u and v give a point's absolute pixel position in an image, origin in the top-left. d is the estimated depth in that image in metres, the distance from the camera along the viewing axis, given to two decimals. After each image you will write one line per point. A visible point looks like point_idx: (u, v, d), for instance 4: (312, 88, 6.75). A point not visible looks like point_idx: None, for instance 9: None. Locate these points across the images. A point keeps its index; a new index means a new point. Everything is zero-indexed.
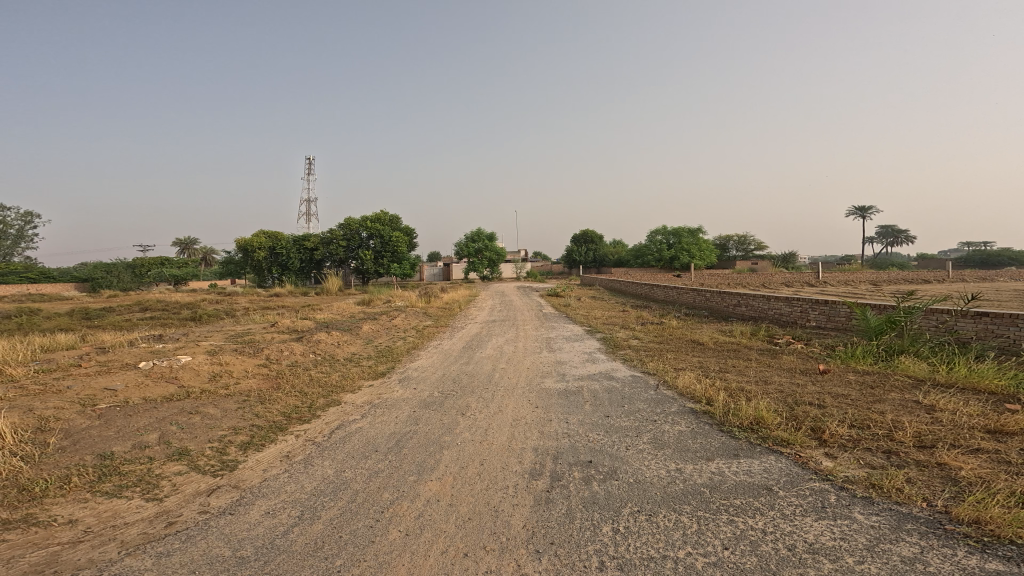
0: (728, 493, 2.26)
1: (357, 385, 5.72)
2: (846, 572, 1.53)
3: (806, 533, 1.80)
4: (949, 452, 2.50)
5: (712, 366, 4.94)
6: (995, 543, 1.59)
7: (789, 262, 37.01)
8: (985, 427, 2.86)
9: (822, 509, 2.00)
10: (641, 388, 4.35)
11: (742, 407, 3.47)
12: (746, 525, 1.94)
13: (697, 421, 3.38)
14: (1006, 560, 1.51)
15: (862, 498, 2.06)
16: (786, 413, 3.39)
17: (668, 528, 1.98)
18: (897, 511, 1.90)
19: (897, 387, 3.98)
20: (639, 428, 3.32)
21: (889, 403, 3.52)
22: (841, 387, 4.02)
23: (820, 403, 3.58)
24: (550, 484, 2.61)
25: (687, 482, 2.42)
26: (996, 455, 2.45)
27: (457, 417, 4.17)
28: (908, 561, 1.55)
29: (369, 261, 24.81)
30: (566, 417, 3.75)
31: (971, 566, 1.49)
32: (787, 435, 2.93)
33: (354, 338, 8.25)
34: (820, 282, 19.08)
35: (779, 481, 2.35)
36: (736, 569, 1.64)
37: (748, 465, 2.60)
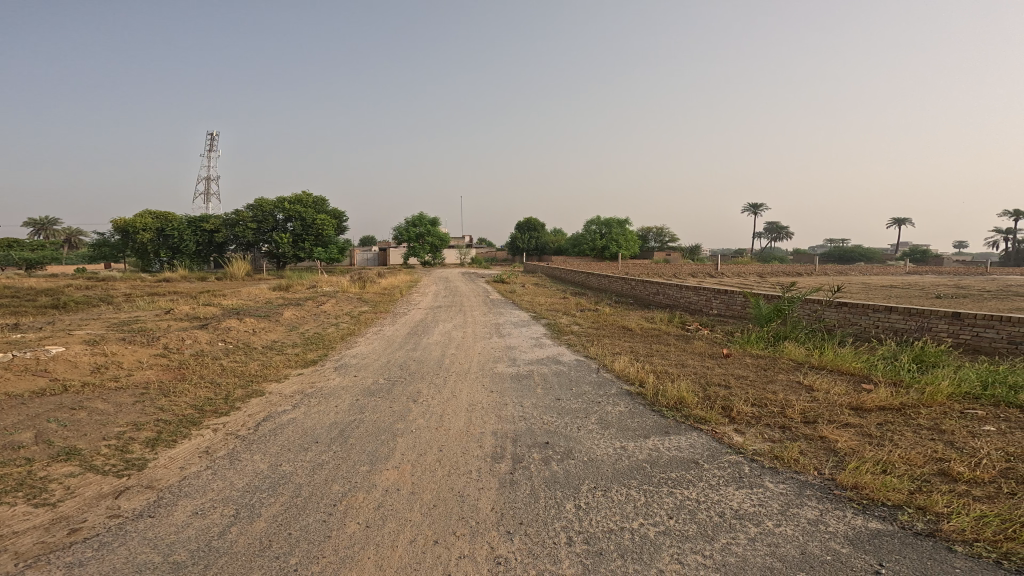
0: (666, 467, 2.62)
1: (283, 375, 5.37)
2: (767, 533, 1.90)
3: (732, 501, 2.19)
4: (828, 427, 3.12)
5: (641, 351, 5.48)
6: (871, 505, 2.07)
7: (696, 254, 41.29)
8: (851, 404, 3.61)
9: (741, 478, 2.43)
10: (586, 372, 4.71)
11: (667, 388, 3.94)
12: (683, 495, 2.29)
13: (633, 402, 3.78)
14: (876, 516, 2.00)
15: (770, 468, 2.54)
16: (701, 393, 3.94)
17: (622, 502, 2.26)
18: (797, 478, 2.39)
19: (784, 368, 4.81)
20: (587, 409, 3.63)
21: (779, 383, 4.25)
22: (740, 369, 4.74)
23: (727, 384, 4.19)
24: (512, 467, 2.79)
25: (631, 458, 2.75)
26: (860, 429, 3.11)
27: (408, 404, 4.17)
28: (812, 521, 1.97)
29: (287, 244, 22.56)
30: (518, 401, 3.95)
31: (856, 523, 1.94)
32: (704, 413, 3.41)
33: (273, 325, 7.66)
34: (725, 274, 21.56)
35: (704, 455, 2.76)
36: (682, 535, 1.93)
37: (677, 440, 3.00)
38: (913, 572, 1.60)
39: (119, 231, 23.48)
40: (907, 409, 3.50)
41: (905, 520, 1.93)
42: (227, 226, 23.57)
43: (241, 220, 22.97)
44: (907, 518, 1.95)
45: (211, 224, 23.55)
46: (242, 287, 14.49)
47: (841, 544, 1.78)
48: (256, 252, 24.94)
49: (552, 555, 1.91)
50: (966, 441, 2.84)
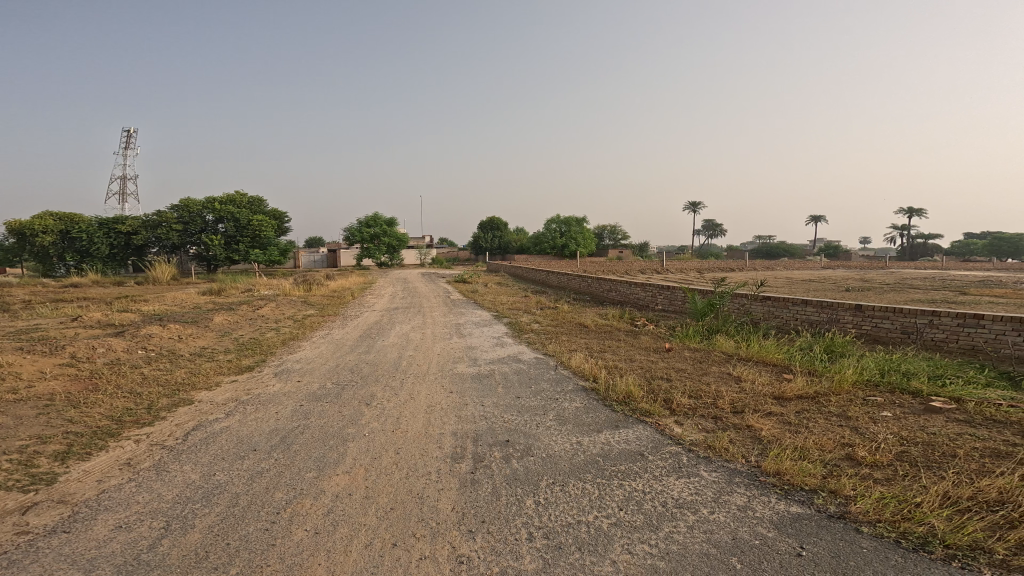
0: (615, 460, 2.77)
1: (214, 383, 4.98)
2: (703, 520, 2.08)
3: (673, 491, 2.37)
4: (754, 417, 3.44)
5: (595, 347, 5.68)
6: (792, 491, 2.33)
7: (646, 253, 43.39)
8: (774, 394, 3.99)
9: (681, 468, 2.63)
10: (545, 369, 4.83)
11: (617, 383, 4.14)
12: (631, 487, 2.44)
13: (588, 397, 3.93)
14: (796, 499, 2.25)
15: (704, 458, 2.77)
16: (647, 386, 4.18)
17: (577, 496, 2.37)
18: (728, 467, 2.63)
19: (716, 360, 5.21)
20: (545, 406, 3.74)
21: (713, 375, 4.62)
22: (681, 362, 5.08)
23: (669, 376, 4.49)
24: (472, 466, 2.82)
25: (585, 453, 2.88)
26: (782, 417, 3.47)
27: (361, 407, 4.06)
28: (741, 507, 2.19)
29: (220, 246, 21.19)
30: (479, 400, 3.98)
31: (779, 507, 2.18)
32: (649, 407, 3.62)
33: (203, 331, 7.09)
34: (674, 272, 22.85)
35: (648, 446, 2.95)
36: (632, 526, 2.06)
37: (626, 434, 3.18)
38: (827, 549, 1.82)
39: (14, 233, 20.66)
40: (821, 398, 3.93)
41: (820, 504, 2.19)
42: (147, 227, 21.63)
43: (164, 220, 21.20)
44: (823, 501, 2.21)
45: (128, 224, 21.36)
46: (171, 287, 15.32)
47: (768, 529, 1.99)
48: (185, 255, 22.97)
49: (513, 552, 1.96)
50: (868, 427, 3.25)
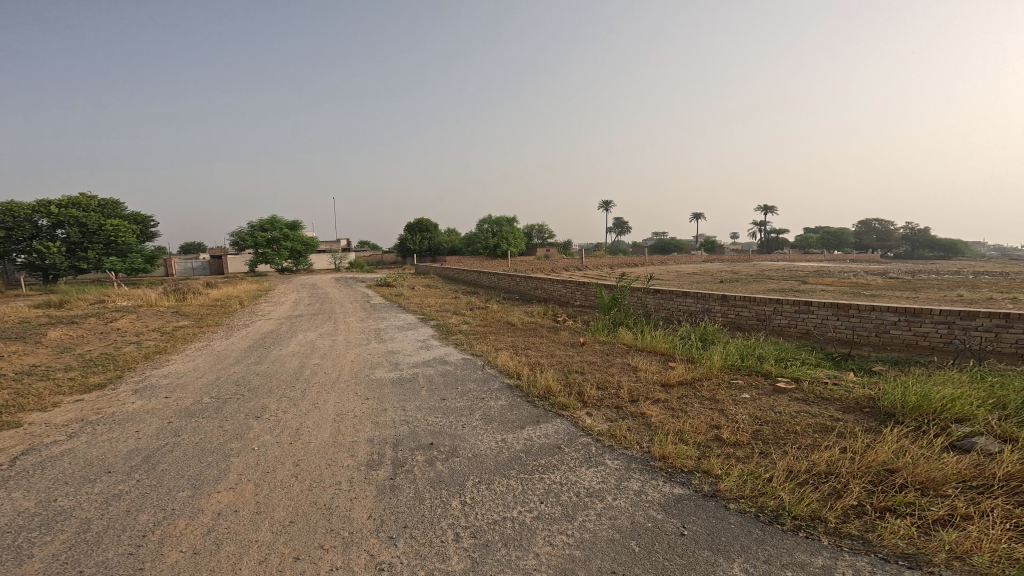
0: (536, 454, 3.00)
1: (49, 404, 4.14)
2: (610, 506, 2.38)
3: (585, 480, 2.66)
4: (646, 404, 3.96)
5: (520, 344, 5.94)
6: (676, 473, 2.78)
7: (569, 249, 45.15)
8: (662, 380, 4.63)
9: (590, 457, 2.96)
10: (472, 369, 4.96)
11: (537, 379, 4.42)
12: (550, 479, 2.68)
13: (513, 395, 4.15)
14: (679, 481, 2.69)
15: (608, 447, 3.13)
16: (564, 380, 4.53)
17: (503, 493, 2.54)
18: (626, 454, 3.02)
19: (621, 352, 5.80)
20: (472, 406, 3.88)
21: (617, 365, 5.18)
22: (591, 355, 5.56)
23: (582, 369, 4.92)
24: (392, 472, 2.83)
25: (510, 449, 3.07)
26: (667, 404, 4.03)
27: (248, 421, 3.75)
28: (639, 492, 2.55)
29: (56, 255, 17.75)
30: (402, 405, 3.97)
31: (667, 490, 2.59)
32: (565, 400, 3.95)
33: (33, 349, 5.88)
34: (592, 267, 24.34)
35: (564, 439, 3.24)
36: (552, 517, 2.29)
37: (545, 428, 3.44)
38: (700, 526, 2.22)
39: None
40: (696, 383, 4.63)
41: (697, 484, 2.65)
42: None
43: None
44: (699, 482, 2.67)
45: None
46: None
47: (656, 511, 2.36)
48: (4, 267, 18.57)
49: (440, 554, 2.06)
50: (731, 409, 3.93)
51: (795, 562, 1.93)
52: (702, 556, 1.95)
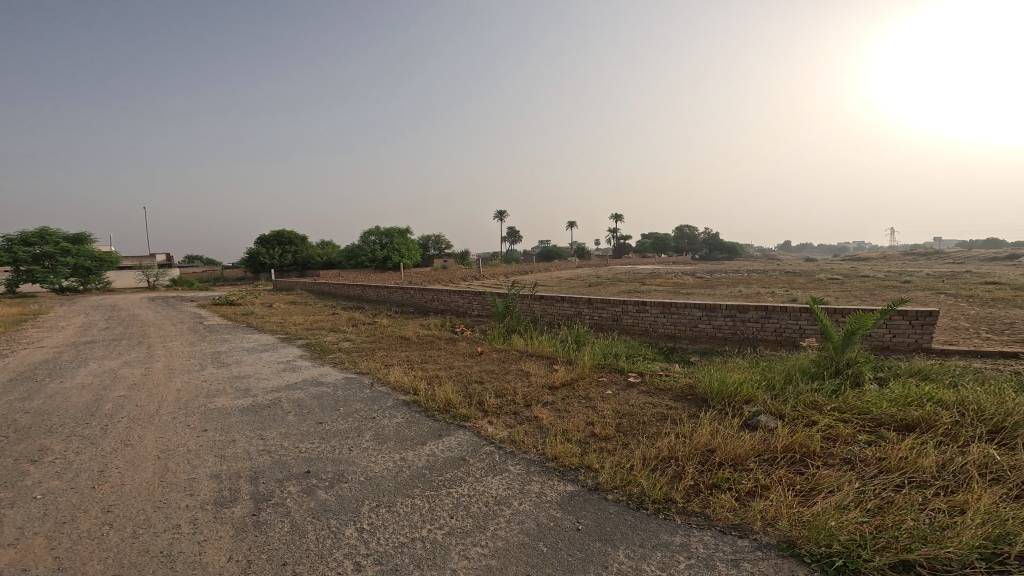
0: (441, 469, 3.06)
1: None
2: (517, 512, 2.59)
3: (491, 489, 2.82)
4: (539, 407, 4.32)
5: (415, 359, 5.89)
6: (569, 471, 3.12)
7: (463, 259, 43.73)
8: (551, 384, 5.07)
9: (495, 466, 3.14)
10: (356, 389, 4.75)
11: (436, 392, 4.45)
12: (458, 493, 2.77)
13: (409, 411, 4.13)
14: (572, 479, 3.04)
15: (510, 453, 3.35)
16: (464, 392, 4.63)
17: (408, 513, 2.55)
18: (526, 458, 3.28)
19: (515, 358, 6.17)
20: (359, 427, 3.76)
21: (512, 372, 5.49)
22: (490, 364, 5.78)
23: (481, 379, 5.07)
24: (254, 508, 2.59)
25: (411, 468, 3.08)
26: (553, 405, 4.45)
27: (23, 467, 3.02)
28: (542, 494, 2.81)
29: None
30: (259, 435, 3.64)
31: (562, 488, 2.91)
32: (467, 411, 4.06)
33: None
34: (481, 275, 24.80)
35: (468, 450, 3.37)
36: (462, 531, 2.40)
37: (448, 441, 3.51)
38: (590, 520, 2.54)
39: None
40: (574, 383, 5.18)
41: (584, 479, 3.02)
42: None
43: None
44: (584, 477, 3.04)
45: None
46: None
47: (556, 509, 2.64)
48: None
49: None
50: (600, 405, 4.49)
51: (668, 545, 2.35)
52: (596, 548, 2.24)
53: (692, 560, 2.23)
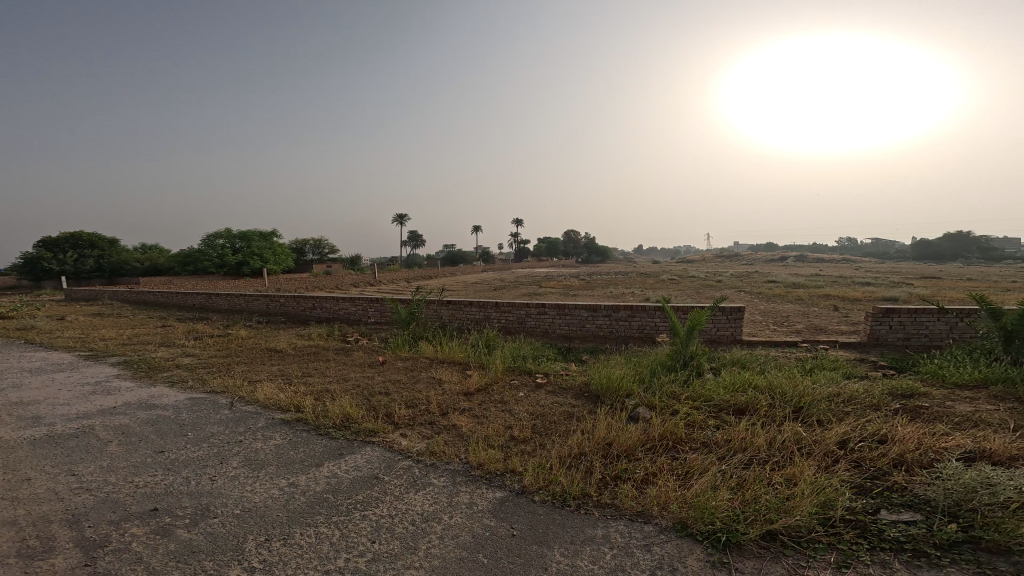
0: (350, 491, 2.85)
1: None
2: (449, 526, 2.52)
3: (416, 506, 2.71)
4: (456, 415, 4.25)
5: (293, 373, 5.34)
6: (495, 477, 3.12)
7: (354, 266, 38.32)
8: (468, 389, 5.01)
9: (416, 481, 3.01)
10: (211, 410, 4.17)
11: (331, 407, 4.12)
12: (376, 515, 2.61)
13: (293, 431, 3.75)
14: (499, 485, 3.03)
15: (431, 466, 3.26)
16: (366, 405, 4.36)
17: (315, 544, 2.32)
18: (449, 469, 3.21)
19: (425, 366, 5.99)
20: (220, 454, 3.30)
21: (422, 381, 5.30)
22: (396, 373, 5.55)
23: (387, 390, 4.82)
24: (87, 558, 2.13)
25: (309, 493, 2.82)
26: (471, 411, 4.40)
27: None
28: (471, 504, 2.77)
29: None
30: (65, 470, 3.00)
31: (488, 495, 2.89)
32: (372, 425, 3.82)
33: None
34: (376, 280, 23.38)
35: (381, 467, 3.19)
36: (390, 554, 2.27)
37: (353, 460, 3.27)
38: (524, 523, 2.56)
39: None
40: (489, 387, 5.16)
41: (510, 483, 3.04)
42: None
43: None
44: (511, 481, 3.05)
45: None
46: None
47: (489, 518, 2.61)
48: None
49: None
50: (516, 407, 4.50)
51: (594, 538, 2.41)
52: (533, 552, 2.28)
53: (615, 549, 2.31)
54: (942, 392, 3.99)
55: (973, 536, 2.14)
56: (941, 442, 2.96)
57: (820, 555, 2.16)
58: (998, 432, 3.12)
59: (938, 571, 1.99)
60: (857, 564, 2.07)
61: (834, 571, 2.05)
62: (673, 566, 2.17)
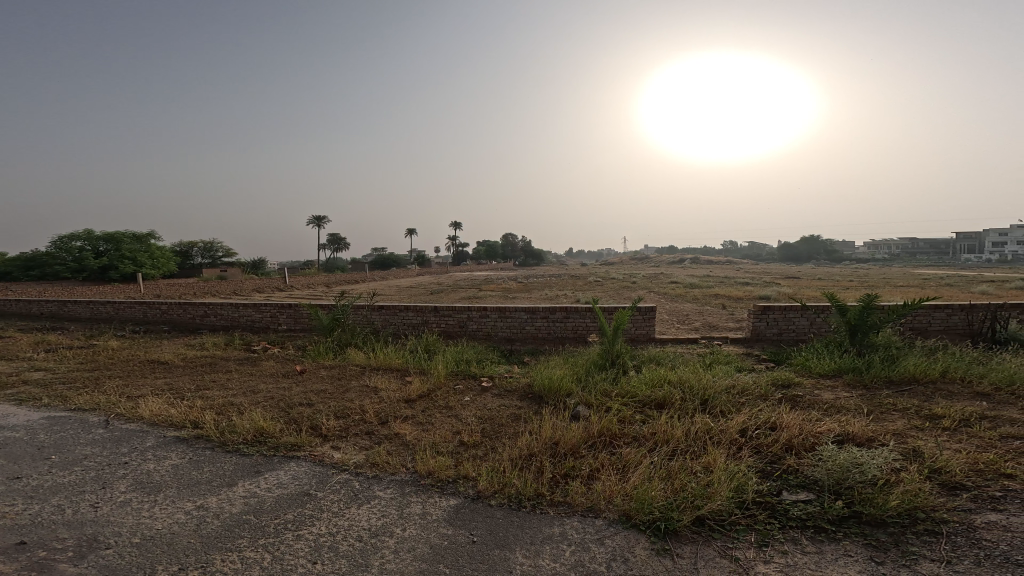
0: (276, 511, 2.57)
1: None
2: (401, 539, 2.36)
3: (361, 521, 2.51)
4: (397, 423, 3.89)
5: (187, 387, 4.71)
6: (450, 484, 2.93)
7: (261, 270, 34.95)
8: (407, 398, 4.58)
9: (356, 496, 2.76)
10: (81, 431, 3.61)
11: (239, 421, 3.64)
12: (313, 533, 2.39)
13: (193, 449, 3.30)
14: (453, 492, 2.84)
15: (374, 477, 2.99)
16: (284, 418, 3.88)
17: (243, 571, 2.09)
18: (396, 480, 2.96)
19: (354, 374, 5.39)
20: (100, 478, 2.88)
21: (353, 391, 4.74)
22: (319, 383, 4.95)
23: (309, 402, 4.30)
24: None
25: (225, 516, 2.51)
26: (414, 419, 4.06)
27: None
28: (424, 515, 2.59)
29: None
30: None
31: (443, 503, 2.71)
32: (295, 439, 3.42)
33: None
34: (287, 286, 21.62)
35: (312, 483, 2.88)
36: None
37: (275, 477, 2.94)
38: (484, 528, 2.47)
39: None
40: (432, 394, 4.79)
41: (467, 489, 2.86)
42: None
43: None
44: (464, 488, 2.88)
45: None
46: None
47: (447, 527, 2.48)
48: None
49: None
50: (463, 412, 4.27)
51: (553, 536, 2.39)
52: (498, 556, 2.24)
53: (572, 545, 2.31)
54: (810, 382, 4.52)
55: (855, 510, 2.34)
56: (817, 427, 3.25)
57: (743, 536, 2.27)
58: (855, 416, 3.53)
59: (836, 545, 2.15)
60: (774, 542, 2.21)
61: (757, 551, 2.16)
62: (624, 557, 2.19)
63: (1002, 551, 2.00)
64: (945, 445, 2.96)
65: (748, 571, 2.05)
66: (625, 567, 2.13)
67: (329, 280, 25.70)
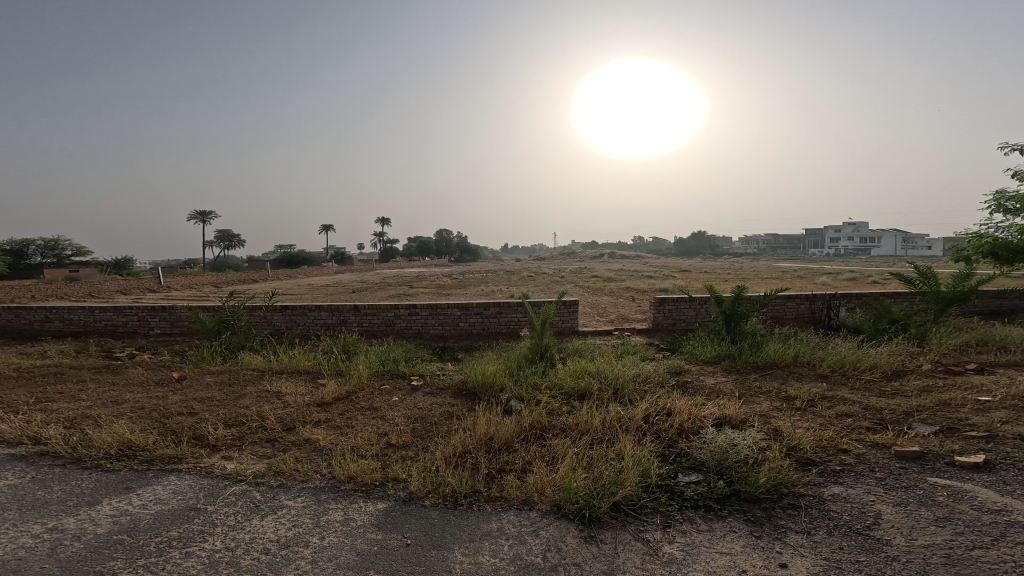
0: (156, 528, 2.21)
1: None
2: (319, 549, 2.16)
3: (266, 533, 2.25)
4: (307, 428, 3.56)
5: (23, 400, 3.90)
6: (372, 488, 2.74)
7: (122, 270, 29.24)
8: (317, 401, 4.21)
9: (257, 507, 2.47)
10: None
11: (98, 433, 3.07)
12: (207, 549, 2.10)
13: (36, 467, 2.74)
14: (375, 496, 2.67)
15: (280, 486, 2.71)
16: (160, 430, 3.36)
17: None
18: (309, 487, 2.71)
19: (249, 380, 4.83)
20: None
21: (250, 397, 4.25)
22: (204, 391, 4.38)
23: (193, 411, 3.78)
24: None
25: (88, 537, 2.12)
26: (330, 423, 3.76)
27: None
28: (343, 520, 2.40)
29: None
30: None
31: (366, 508, 2.54)
32: (175, 451, 2.98)
33: None
34: (166, 288, 18.90)
35: (201, 497, 2.53)
36: None
37: (152, 492, 2.53)
38: (418, 530, 2.35)
39: None
40: (352, 395, 4.49)
41: (393, 492, 2.70)
42: None
43: None
44: (394, 490, 2.72)
45: None
46: None
47: (374, 532, 2.32)
48: None
49: None
50: (390, 413, 4.05)
51: (490, 532, 2.34)
52: (433, 556, 2.14)
53: (508, 540, 2.28)
54: (697, 368, 4.96)
55: (735, 489, 2.58)
56: (702, 411, 3.57)
57: (651, 519, 2.41)
58: (733, 400, 3.92)
59: (723, 522, 2.35)
60: (675, 523, 2.36)
61: (663, 531, 2.30)
62: (557, 547, 2.21)
63: (845, 521, 2.29)
64: (797, 424, 3.39)
65: (657, 553, 2.15)
66: (559, 557, 2.14)
67: (220, 282, 22.96)
